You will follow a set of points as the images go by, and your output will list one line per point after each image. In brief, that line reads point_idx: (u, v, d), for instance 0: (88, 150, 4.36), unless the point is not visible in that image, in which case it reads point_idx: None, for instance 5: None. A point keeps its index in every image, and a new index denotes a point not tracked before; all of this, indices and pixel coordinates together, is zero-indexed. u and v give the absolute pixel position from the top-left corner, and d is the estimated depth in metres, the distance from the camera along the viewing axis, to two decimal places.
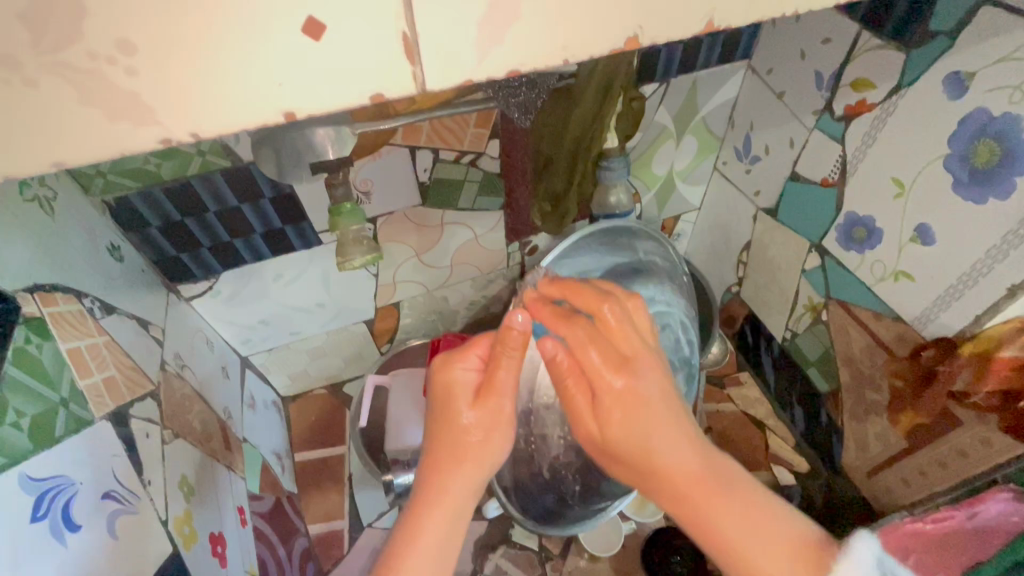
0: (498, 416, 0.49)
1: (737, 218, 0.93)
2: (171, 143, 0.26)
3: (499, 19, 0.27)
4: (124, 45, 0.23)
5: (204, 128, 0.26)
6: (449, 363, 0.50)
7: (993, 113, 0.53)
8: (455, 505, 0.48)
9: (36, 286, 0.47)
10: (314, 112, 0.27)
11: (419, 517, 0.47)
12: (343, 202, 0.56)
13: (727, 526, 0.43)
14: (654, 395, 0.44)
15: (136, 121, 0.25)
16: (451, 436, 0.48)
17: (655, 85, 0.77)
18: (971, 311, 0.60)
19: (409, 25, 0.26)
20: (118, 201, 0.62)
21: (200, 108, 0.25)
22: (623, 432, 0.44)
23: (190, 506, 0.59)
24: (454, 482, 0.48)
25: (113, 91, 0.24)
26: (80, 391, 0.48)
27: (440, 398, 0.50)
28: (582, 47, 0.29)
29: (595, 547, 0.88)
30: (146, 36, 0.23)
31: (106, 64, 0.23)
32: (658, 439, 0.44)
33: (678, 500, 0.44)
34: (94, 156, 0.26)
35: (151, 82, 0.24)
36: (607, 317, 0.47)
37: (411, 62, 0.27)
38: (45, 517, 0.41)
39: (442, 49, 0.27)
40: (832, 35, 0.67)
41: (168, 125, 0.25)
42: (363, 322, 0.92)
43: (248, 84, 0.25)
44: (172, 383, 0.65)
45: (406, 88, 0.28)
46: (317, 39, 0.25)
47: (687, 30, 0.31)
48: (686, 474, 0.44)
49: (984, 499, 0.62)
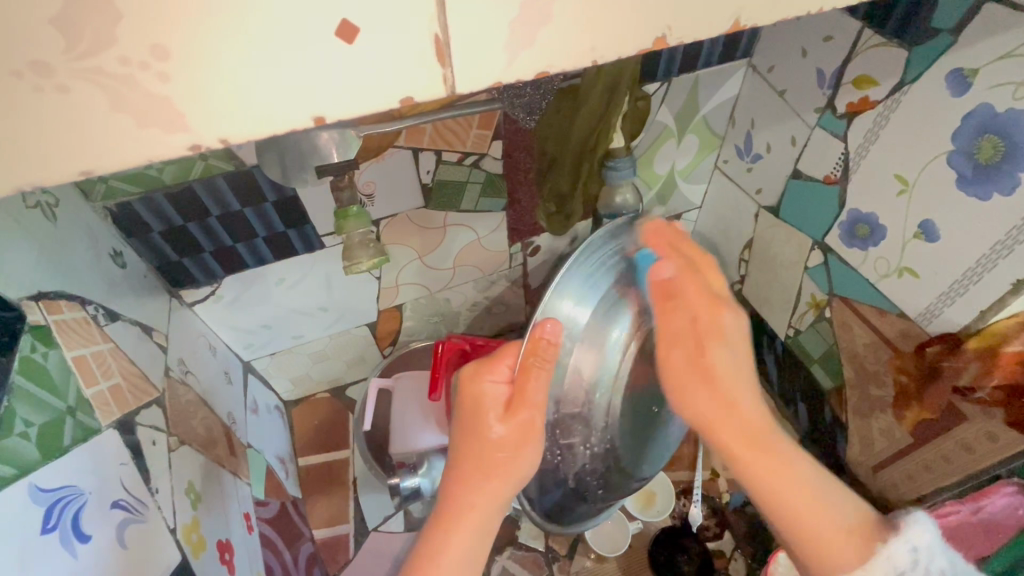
0: (530, 429, 0.48)
1: (739, 216, 0.94)
2: (200, 149, 0.26)
3: (526, 21, 0.27)
4: (158, 50, 0.23)
5: (233, 133, 0.26)
6: (478, 375, 0.49)
7: (997, 109, 0.53)
8: (480, 516, 0.49)
9: (40, 294, 0.47)
10: (342, 116, 0.27)
11: (444, 532, 0.48)
12: (349, 205, 0.56)
13: (786, 486, 0.52)
14: (731, 346, 0.54)
15: (165, 127, 0.25)
16: (482, 447, 0.48)
17: (657, 84, 0.77)
18: (975, 306, 0.60)
19: (441, 27, 0.26)
20: (120, 206, 0.61)
21: (230, 112, 0.25)
22: (722, 364, 0.53)
23: (197, 514, 0.59)
24: (481, 494, 0.48)
25: (144, 97, 0.24)
26: (86, 400, 0.48)
27: (468, 409, 0.49)
28: (608, 48, 0.29)
29: (602, 547, 0.88)
30: (180, 41, 0.23)
31: (137, 68, 0.23)
32: (736, 363, 0.54)
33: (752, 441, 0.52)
34: (121, 163, 0.25)
35: (182, 87, 0.24)
36: (703, 270, 0.55)
37: (442, 64, 0.27)
38: (55, 528, 0.41)
39: (469, 49, 0.27)
40: (834, 33, 0.67)
41: (199, 130, 0.25)
42: (366, 325, 0.91)
43: (278, 87, 0.25)
44: (176, 389, 0.64)
45: (435, 91, 0.28)
46: (349, 41, 0.25)
47: (712, 31, 0.31)
48: (757, 421, 0.53)
49: (990, 493, 0.66)
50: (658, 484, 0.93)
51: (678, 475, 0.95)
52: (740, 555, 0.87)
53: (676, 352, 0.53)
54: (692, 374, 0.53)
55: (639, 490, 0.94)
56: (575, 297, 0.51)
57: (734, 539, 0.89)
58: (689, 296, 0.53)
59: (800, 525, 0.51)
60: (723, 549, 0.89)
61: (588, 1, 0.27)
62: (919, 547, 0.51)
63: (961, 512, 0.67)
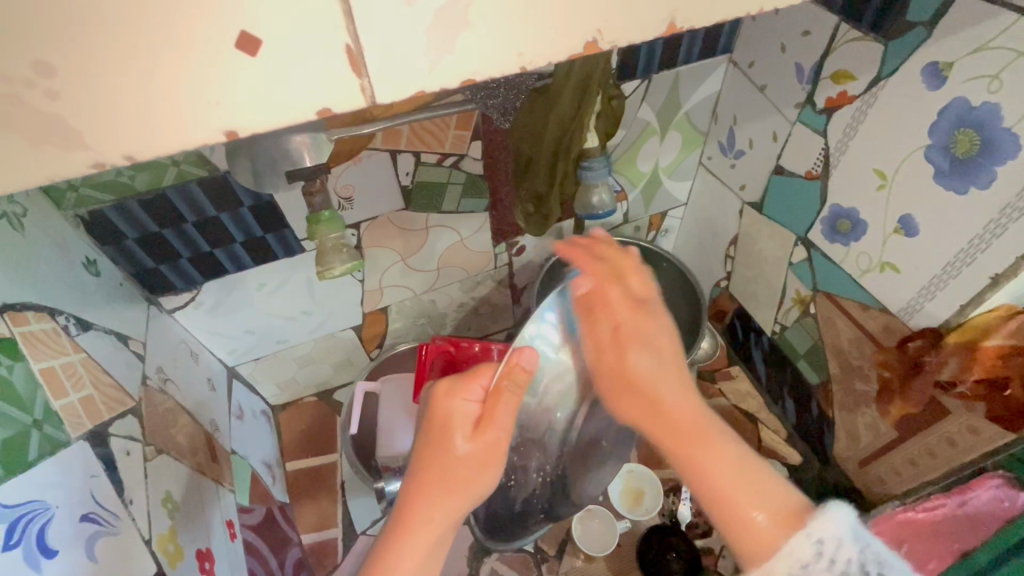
0: (496, 447, 0.48)
1: (724, 213, 0.93)
2: (104, 167, 0.26)
3: (445, 26, 0.27)
4: (42, 67, 0.23)
5: (135, 149, 0.25)
6: (452, 392, 0.48)
7: (972, 103, 0.53)
8: (437, 530, 0.47)
9: (7, 306, 0.46)
10: (254, 130, 0.27)
11: (404, 540, 0.46)
12: (322, 210, 0.55)
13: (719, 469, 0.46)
14: (659, 337, 0.52)
15: (63, 146, 0.25)
16: (443, 462, 0.47)
17: (637, 82, 0.77)
18: (955, 301, 0.60)
19: (352, 36, 0.25)
20: (92, 214, 0.60)
21: (126, 129, 0.25)
22: (644, 362, 0.51)
23: (175, 524, 0.59)
24: (437, 509, 0.47)
25: (34, 115, 0.24)
26: (55, 411, 0.47)
27: (437, 424, 0.48)
28: (538, 52, 0.29)
29: (590, 547, 0.88)
30: (65, 57, 0.23)
31: (23, 87, 0.23)
32: (659, 364, 0.51)
33: (675, 432, 0.48)
34: (22, 182, 0.25)
35: (74, 104, 0.24)
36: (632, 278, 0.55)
37: (357, 75, 0.27)
38: (18, 544, 0.40)
39: (387, 58, 0.26)
40: (812, 28, 0.66)
41: (99, 148, 0.25)
42: (351, 328, 0.91)
43: (177, 103, 0.25)
44: (154, 398, 0.64)
45: (353, 102, 0.27)
46: (252, 53, 0.24)
47: (648, 34, 0.31)
48: (685, 413, 0.49)
49: (976, 487, 0.66)
50: (646, 483, 0.93)
51: (667, 474, 0.94)
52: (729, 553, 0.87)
53: (602, 339, 0.52)
54: (621, 373, 0.51)
55: (627, 489, 0.93)
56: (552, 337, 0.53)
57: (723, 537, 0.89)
58: (613, 301, 0.53)
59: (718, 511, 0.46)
60: (711, 547, 0.89)
61: (513, 10, 0.27)
62: (825, 539, 0.42)
63: (948, 505, 0.67)
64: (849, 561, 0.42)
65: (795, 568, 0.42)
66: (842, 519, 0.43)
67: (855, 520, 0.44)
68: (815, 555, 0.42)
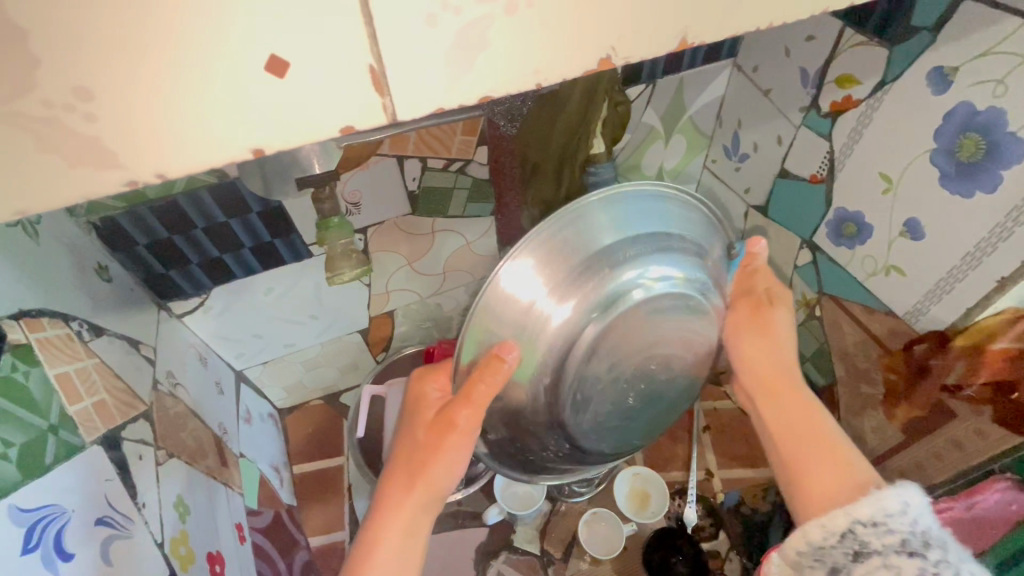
0: (453, 437, 0.48)
1: (729, 215, 0.93)
2: (137, 185, 0.26)
3: (465, 43, 0.27)
4: (81, 92, 0.23)
5: (167, 168, 0.26)
6: (423, 381, 0.52)
7: (978, 107, 0.53)
8: (401, 519, 0.48)
9: (22, 313, 0.47)
10: (280, 147, 0.27)
11: (369, 531, 0.48)
12: (330, 216, 0.56)
13: (805, 425, 0.51)
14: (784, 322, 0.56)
15: (98, 166, 0.25)
16: (407, 449, 0.50)
17: (641, 86, 0.77)
18: (961, 304, 0.60)
19: (376, 57, 0.26)
20: (105, 221, 0.61)
21: (160, 150, 0.25)
22: (759, 328, 0.56)
23: (186, 527, 0.59)
24: (401, 502, 0.49)
25: (71, 137, 0.24)
26: (70, 417, 0.48)
27: (411, 408, 0.52)
28: (552, 68, 0.29)
29: (596, 549, 0.88)
30: (102, 82, 0.23)
31: (61, 110, 0.23)
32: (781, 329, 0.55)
33: (770, 379, 0.54)
34: (56, 201, 0.26)
35: (110, 126, 0.24)
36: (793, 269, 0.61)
37: (379, 94, 0.27)
38: (36, 547, 0.41)
39: (404, 75, 0.27)
40: (816, 33, 0.67)
41: (132, 167, 0.26)
42: (357, 332, 0.91)
43: (207, 124, 0.25)
44: (165, 402, 0.64)
45: (375, 119, 0.28)
46: (280, 75, 0.25)
47: (660, 47, 0.31)
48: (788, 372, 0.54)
49: (984, 489, 0.63)
50: (653, 486, 0.93)
51: (673, 476, 0.95)
52: (735, 556, 0.88)
53: (742, 309, 0.57)
54: (755, 317, 0.56)
55: (633, 491, 0.94)
56: (573, 236, 0.48)
57: (728, 539, 0.89)
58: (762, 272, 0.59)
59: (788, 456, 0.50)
60: (718, 550, 0.89)
61: (527, 26, 0.27)
62: (912, 502, 0.41)
63: (954, 509, 0.63)
64: (928, 526, 0.41)
65: (880, 514, 0.41)
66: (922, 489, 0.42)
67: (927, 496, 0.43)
68: (900, 510, 0.41)
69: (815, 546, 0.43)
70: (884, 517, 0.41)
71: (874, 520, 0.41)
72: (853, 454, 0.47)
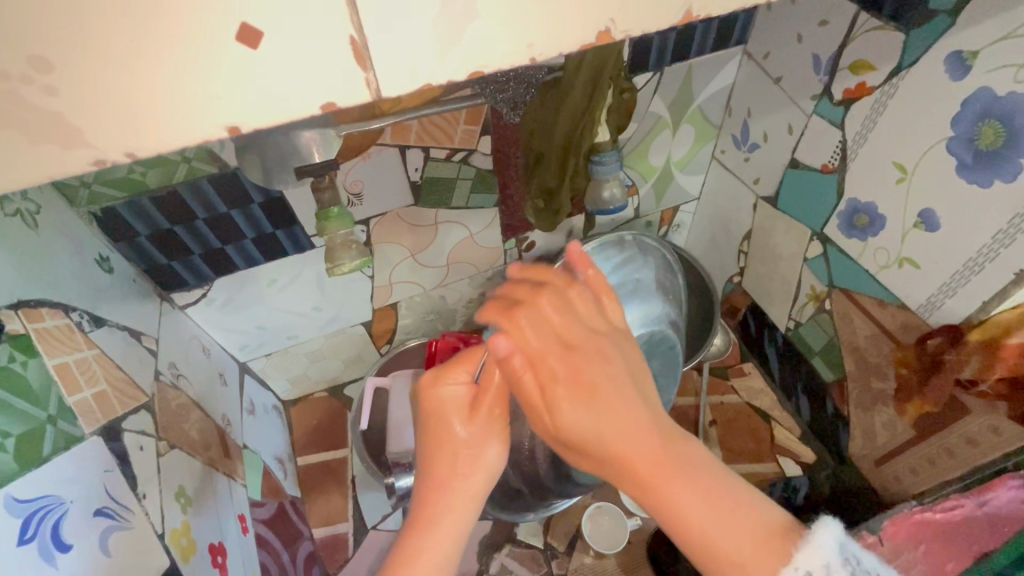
0: (495, 427, 0.48)
1: (737, 206, 0.92)
2: (106, 164, 0.26)
3: (457, 16, 0.26)
4: (38, 62, 0.22)
5: (136, 146, 0.25)
6: (439, 380, 0.48)
7: (997, 93, 0.51)
8: (455, 522, 0.46)
9: (21, 302, 0.46)
10: (257, 125, 0.26)
11: (420, 536, 0.45)
12: (330, 206, 0.55)
13: (703, 524, 0.36)
14: (609, 390, 0.38)
15: (63, 144, 0.24)
16: (450, 449, 0.47)
17: (649, 74, 0.75)
18: (978, 297, 0.58)
19: (356, 29, 0.25)
20: (104, 212, 0.60)
21: (128, 127, 0.25)
22: (573, 422, 0.38)
23: (188, 518, 0.59)
24: (457, 495, 0.46)
25: (32, 112, 0.23)
26: (70, 407, 0.48)
27: (433, 415, 0.48)
28: (548, 45, 0.28)
29: (600, 544, 0.88)
30: (62, 52, 0.22)
31: (20, 83, 0.23)
32: (607, 406, 0.38)
33: (633, 484, 0.38)
34: (23, 181, 0.25)
35: (73, 101, 0.23)
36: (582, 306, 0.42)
37: (363, 68, 0.26)
38: (33, 539, 0.40)
39: (393, 50, 0.26)
40: (829, 17, 0.65)
41: (99, 145, 0.25)
42: (361, 324, 0.91)
43: (178, 99, 0.24)
44: (167, 394, 0.64)
45: (358, 95, 0.27)
46: (253, 46, 0.24)
47: (665, 22, 0.30)
48: (644, 456, 0.37)
49: (995, 487, 0.64)
50: None
51: None
52: None
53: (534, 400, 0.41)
54: (554, 433, 0.40)
55: None
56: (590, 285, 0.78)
57: None
58: (553, 318, 0.41)
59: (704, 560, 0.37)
60: None
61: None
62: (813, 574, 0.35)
63: (967, 506, 0.66)
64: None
65: None
66: (831, 540, 0.36)
67: (844, 535, 0.37)
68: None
69: None
70: None
71: None
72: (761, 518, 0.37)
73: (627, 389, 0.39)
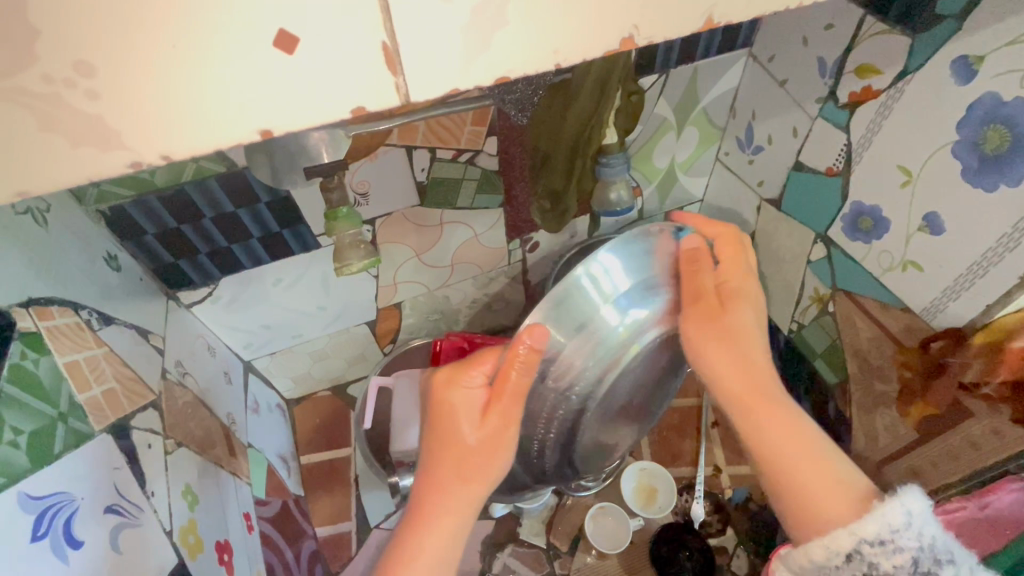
0: (506, 436, 0.48)
1: (741, 209, 0.92)
2: (142, 166, 0.26)
3: (481, 22, 0.26)
4: (82, 67, 0.23)
5: (173, 149, 0.26)
6: (452, 383, 0.47)
7: (1004, 98, 0.51)
8: (457, 520, 0.47)
9: (31, 300, 0.47)
10: (289, 130, 0.27)
11: (419, 537, 0.46)
12: (339, 206, 0.55)
13: (789, 445, 0.49)
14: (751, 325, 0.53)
15: (101, 146, 0.25)
16: (456, 453, 0.47)
17: (654, 76, 0.75)
18: (982, 300, 0.59)
19: (389, 34, 0.25)
20: (113, 210, 0.61)
21: (167, 132, 0.25)
22: (744, 322, 0.52)
23: (195, 515, 0.59)
24: (458, 498, 0.47)
25: (73, 115, 0.24)
26: (80, 405, 0.48)
27: (440, 415, 0.47)
28: (571, 49, 0.29)
29: (602, 543, 0.88)
30: (104, 57, 0.23)
31: (62, 86, 0.23)
32: (756, 326, 0.53)
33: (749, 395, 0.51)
34: (59, 183, 0.25)
35: (113, 104, 0.24)
36: (740, 310, 0.52)
37: (393, 73, 0.26)
38: (45, 535, 0.41)
39: (422, 55, 0.26)
40: (835, 21, 0.65)
41: (138, 148, 0.25)
42: (365, 324, 0.91)
43: (215, 104, 0.25)
44: (174, 392, 0.64)
45: (387, 100, 0.27)
46: (289, 51, 0.24)
47: (684, 28, 0.30)
48: (762, 378, 0.51)
49: (996, 489, 0.61)
50: (659, 480, 0.93)
51: (681, 472, 0.94)
52: (742, 552, 0.87)
53: (699, 306, 0.53)
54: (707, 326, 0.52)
55: (640, 486, 0.93)
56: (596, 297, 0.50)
57: (736, 535, 0.89)
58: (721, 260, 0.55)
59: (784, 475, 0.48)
60: (725, 546, 0.89)
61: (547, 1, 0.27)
62: (915, 510, 0.44)
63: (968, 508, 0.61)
64: (930, 536, 0.44)
65: (886, 531, 0.43)
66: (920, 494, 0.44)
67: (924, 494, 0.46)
68: (906, 524, 0.43)
69: (818, 565, 0.45)
70: (891, 533, 0.43)
71: (880, 538, 0.43)
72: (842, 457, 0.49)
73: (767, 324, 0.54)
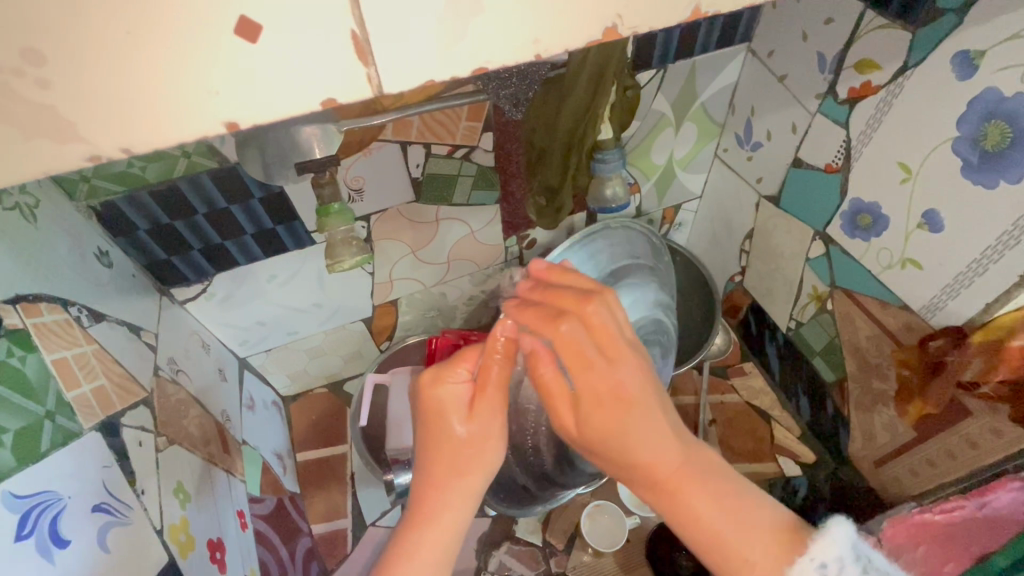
0: (494, 429, 0.47)
1: (739, 206, 0.91)
2: (101, 160, 0.25)
3: (460, 11, 0.26)
4: (31, 55, 0.22)
5: (133, 142, 0.25)
6: (440, 378, 0.47)
7: (1005, 93, 0.51)
8: (453, 517, 0.46)
9: (18, 296, 0.46)
10: (256, 122, 0.26)
11: (417, 534, 0.45)
12: (331, 202, 0.55)
13: (703, 519, 0.41)
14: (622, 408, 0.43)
15: (56, 138, 0.24)
16: (448, 448, 0.47)
17: (652, 71, 0.74)
18: (981, 299, 0.58)
19: (358, 22, 0.25)
20: (103, 205, 0.60)
21: (124, 123, 0.24)
22: (601, 415, 0.44)
23: (187, 513, 0.59)
24: (454, 494, 0.46)
25: (25, 106, 0.23)
26: (68, 403, 0.47)
27: (429, 411, 0.47)
28: (554, 40, 0.28)
29: (600, 542, 0.87)
30: (55, 45, 0.22)
31: (13, 75, 0.22)
32: (625, 408, 0.43)
33: (651, 486, 0.43)
34: (18, 176, 0.25)
35: (66, 94, 0.23)
36: (589, 405, 0.44)
37: (363, 63, 0.26)
38: (30, 534, 0.40)
39: (397, 45, 0.26)
40: (835, 16, 0.64)
41: (95, 140, 0.25)
42: (361, 321, 0.90)
43: (175, 95, 0.24)
44: (166, 389, 0.64)
45: (360, 91, 0.27)
46: (252, 40, 0.24)
47: (674, 17, 0.30)
48: (657, 463, 0.43)
49: (996, 488, 0.62)
50: None
51: None
52: None
53: (563, 403, 0.47)
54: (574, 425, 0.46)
55: None
56: None
57: None
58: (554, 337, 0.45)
59: (724, 562, 0.41)
60: None
61: None
62: (827, 563, 0.39)
63: (966, 508, 0.64)
64: None
65: None
66: (843, 536, 0.40)
67: (856, 536, 0.41)
68: None
69: None
70: None
71: None
72: (759, 502, 0.42)
73: (640, 393, 0.44)
